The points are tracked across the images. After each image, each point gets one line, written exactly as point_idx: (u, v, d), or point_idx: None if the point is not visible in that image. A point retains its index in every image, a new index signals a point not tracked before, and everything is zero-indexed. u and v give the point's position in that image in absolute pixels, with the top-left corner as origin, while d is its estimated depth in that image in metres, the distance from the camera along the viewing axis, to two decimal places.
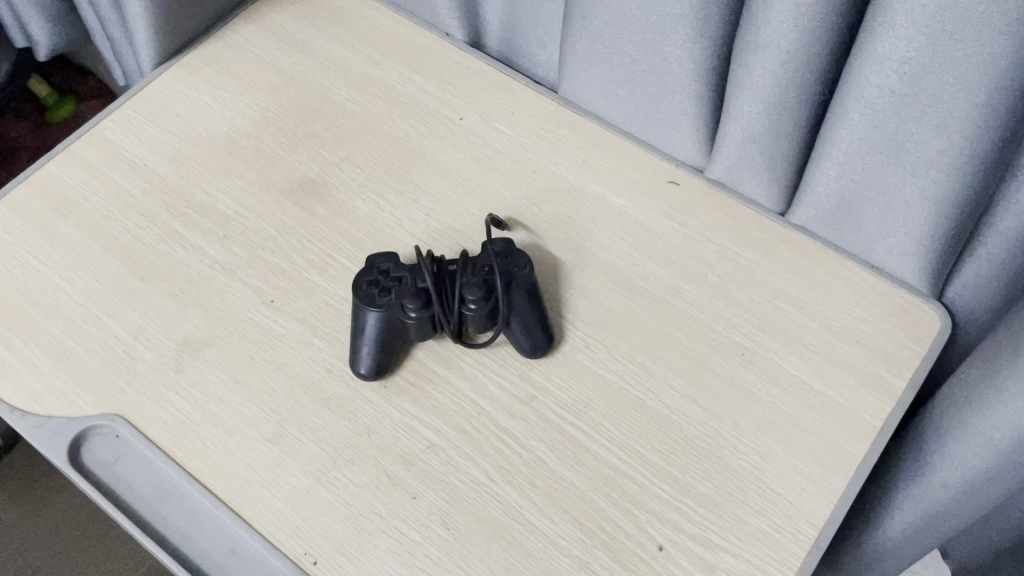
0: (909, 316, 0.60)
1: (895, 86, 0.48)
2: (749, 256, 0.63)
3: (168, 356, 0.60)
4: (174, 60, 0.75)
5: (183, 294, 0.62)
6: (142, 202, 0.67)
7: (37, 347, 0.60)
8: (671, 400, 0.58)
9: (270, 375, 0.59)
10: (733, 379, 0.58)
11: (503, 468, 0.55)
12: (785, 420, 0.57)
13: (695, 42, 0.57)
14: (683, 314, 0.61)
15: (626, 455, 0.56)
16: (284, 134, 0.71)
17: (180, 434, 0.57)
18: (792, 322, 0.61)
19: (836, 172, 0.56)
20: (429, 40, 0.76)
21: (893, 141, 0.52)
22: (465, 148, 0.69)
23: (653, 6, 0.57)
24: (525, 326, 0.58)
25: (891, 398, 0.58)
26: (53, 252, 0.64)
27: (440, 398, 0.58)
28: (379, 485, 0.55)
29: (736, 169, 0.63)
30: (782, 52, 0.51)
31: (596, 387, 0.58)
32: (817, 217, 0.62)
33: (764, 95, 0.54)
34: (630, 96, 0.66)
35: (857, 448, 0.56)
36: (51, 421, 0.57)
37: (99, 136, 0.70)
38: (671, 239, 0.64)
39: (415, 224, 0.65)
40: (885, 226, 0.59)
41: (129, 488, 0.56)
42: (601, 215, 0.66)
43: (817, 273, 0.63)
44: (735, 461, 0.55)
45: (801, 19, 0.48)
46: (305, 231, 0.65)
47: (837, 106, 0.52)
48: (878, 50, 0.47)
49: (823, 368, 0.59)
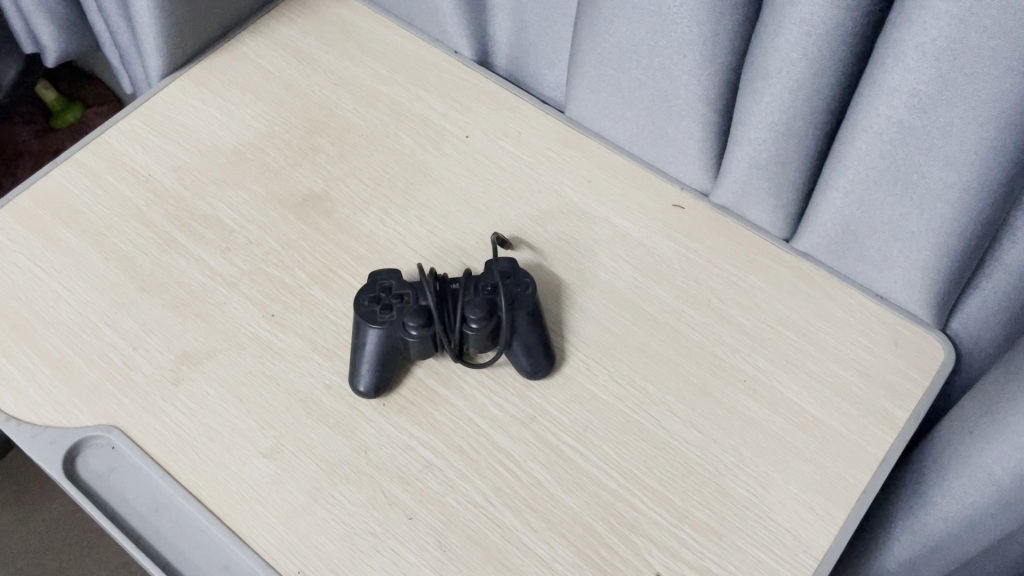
0: (913, 347, 0.60)
1: (904, 117, 0.47)
2: (753, 281, 0.63)
3: (165, 368, 0.60)
4: (182, 71, 0.74)
5: (184, 305, 0.62)
6: (145, 213, 0.67)
7: (36, 356, 0.60)
8: (672, 425, 0.57)
9: (269, 389, 0.59)
10: (733, 405, 0.58)
11: (500, 490, 0.55)
12: (785, 449, 0.56)
13: (704, 68, 0.56)
14: (686, 340, 0.61)
15: (626, 481, 0.55)
16: (290, 147, 0.71)
17: (175, 447, 0.56)
18: (794, 350, 0.60)
19: (841, 202, 0.56)
20: (436, 57, 0.76)
21: (900, 173, 0.51)
22: (472, 166, 0.69)
23: (660, 31, 0.56)
24: (527, 347, 0.58)
25: (893, 430, 0.57)
26: (55, 260, 0.64)
27: (439, 418, 0.58)
28: (376, 505, 0.54)
29: (742, 195, 0.63)
30: (791, 81, 0.50)
31: (596, 410, 0.58)
32: (822, 244, 0.62)
33: (771, 122, 0.54)
34: (636, 120, 0.66)
35: (858, 478, 0.55)
36: (47, 431, 0.57)
37: (105, 144, 0.70)
38: (675, 262, 0.64)
39: (418, 240, 0.65)
40: (889, 258, 0.58)
41: (123, 500, 0.56)
42: (605, 237, 0.66)
43: (822, 300, 0.62)
44: (735, 490, 0.55)
45: (809, 48, 0.47)
46: (308, 245, 0.65)
47: (844, 136, 0.51)
48: (887, 80, 0.46)
49: (825, 397, 0.58)
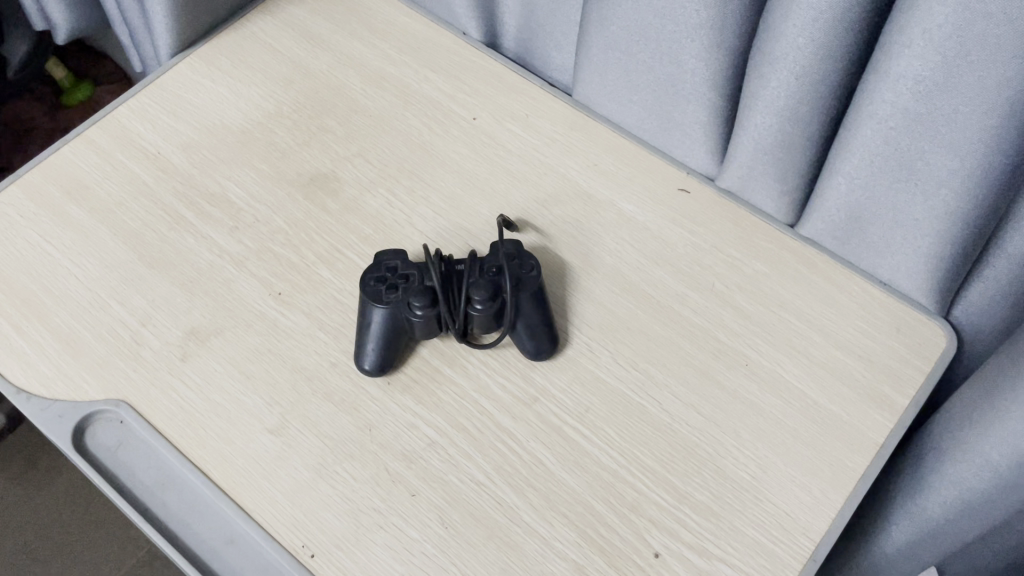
0: (915, 333, 0.60)
1: (909, 104, 0.47)
2: (756, 266, 0.63)
3: (174, 344, 0.60)
4: (190, 50, 0.75)
5: (192, 282, 0.63)
6: (154, 190, 0.67)
7: (45, 331, 0.61)
8: (673, 407, 0.58)
9: (275, 366, 0.59)
10: (734, 389, 0.58)
11: (502, 469, 0.56)
12: (785, 432, 0.57)
13: (711, 54, 0.56)
14: (689, 324, 0.61)
15: (626, 461, 0.56)
16: (298, 127, 0.71)
17: (183, 422, 0.57)
18: (797, 335, 0.61)
19: (845, 188, 0.56)
20: (444, 38, 0.76)
21: (904, 160, 0.51)
22: (478, 148, 0.69)
23: (668, 14, 0.56)
24: (531, 329, 0.58)
25: (893, 415, 0.57)
26: (65, 236, 0.65)
27: (442, 397, 0.58)
28: (379, 481, 0.55)
29: (747, 180, 0.63)
30: (798, 66, 0.50)
31: (598, 392, 0.58)
32: (826, 229, 0.62)
33: (777, 107, 0.53)
34: (643, 104, 0.66)
35: (857, 463, 0.56)
36: (56, 405, 0.58)
37: (115, 122, 0.71)
38: (680, 246, 0.64)
39: (424, 221, 0.66)
40: (892, 244, 0.58)
41: (131, 474, 0.57)
42: (610, 220, 0.66)
43: (826, 286, 0.63)
44: (735, 472, 0.56)
45: (815, 34, 0.47)
46: (315, 224, 0.66)
47: (849, 123, 0.51)
48: (893, 68, 0.46)
49: (826, 382, 0.59)
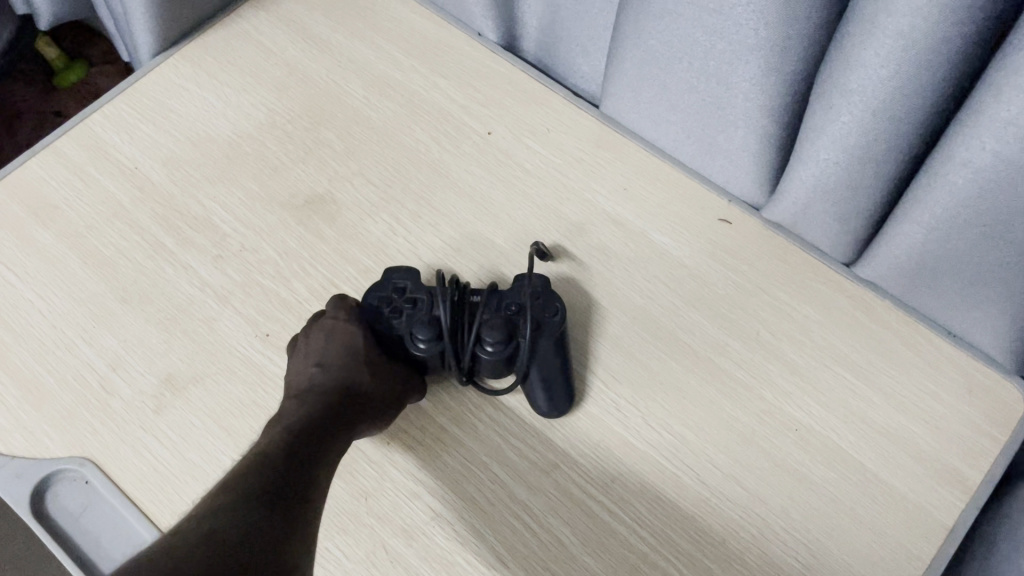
0: (990, 396, 0.53)
1: (1016, 156, 0.39)
2: (808, 311, 0.56)
3: (147, 393, 0.53)
4: (172, 50, 0.67)
5: (169, 320, 0.56)
6: (130, 211, 0.60)
7: (4, 375, 0.54)
8: (712, 479, 0.51)
9: (260, 422, 0.52)
10: (782, 458, 0.51)
11: (516, 550, 0.49)
12: (840, 511, 0.50)
13: (767, 79, 0.48)
14: (730, 380, 0.54)
15: (657, 543, 0.49)
16: (292, 140, 0.63)
17: (155, 486, 0.51)
18: (853, 395, 0.53)
19: (922, 236, 0.48)
20: (456, 40, 0.68)
21: (1000, 215, 0.43)
22: (493, 168, 0.62)
23: (718, 30, 0.48)
24: (552, 388, 0.51)
25: (965, 494, 0.50)
26: (29, 264, 0.58)
27: (449, 461, 0.51)
28: (375, 562, 0.48)
29: (801, 216, 0.55)
30: (878, 99, 0.42)
31: (626, 459, 0.51)
32: (891, 275, 0.54)
33: (847, 143, 0.45)
34: (682, 125, 0.58)
35: (923, 551, 0.48)
36: (14, 462, 0.51)
37: (88, 131, 0.63)
38: (720, 287, 0.57)
39: (432, 253, 0.58)
40: (972, 298, 0.50)
41: (96, 544, 0.50)
42: (641, 254, 0.58)
43: (887, 337, 0.55)
44: (782, 558, 0.48)
45: (905, 64, 0.39)
46: (308, 254, 0.59)
47: (935, 167, 0.43)
48: (1000, 113, 0.38)
49: (887, 453, 0.51)
